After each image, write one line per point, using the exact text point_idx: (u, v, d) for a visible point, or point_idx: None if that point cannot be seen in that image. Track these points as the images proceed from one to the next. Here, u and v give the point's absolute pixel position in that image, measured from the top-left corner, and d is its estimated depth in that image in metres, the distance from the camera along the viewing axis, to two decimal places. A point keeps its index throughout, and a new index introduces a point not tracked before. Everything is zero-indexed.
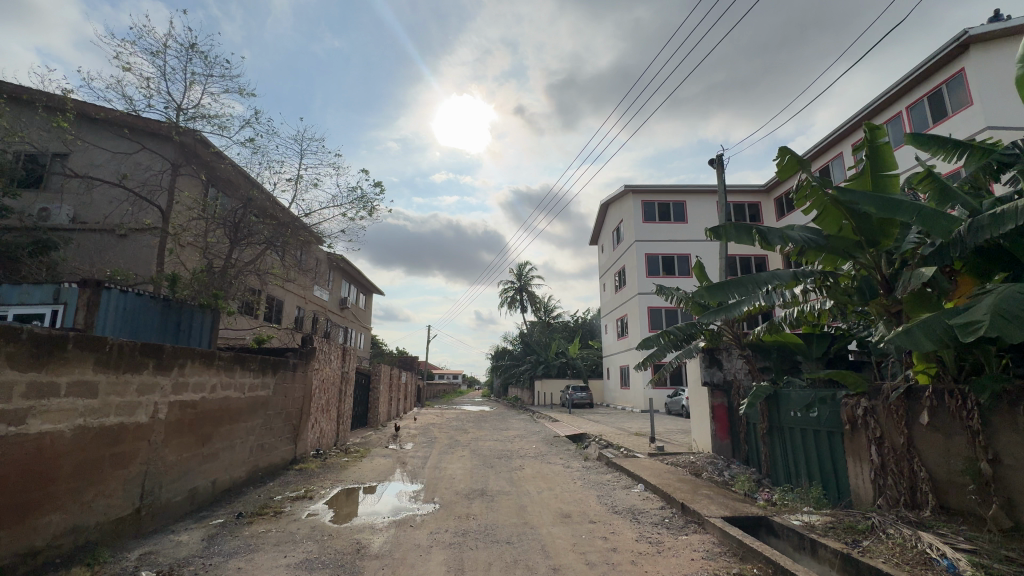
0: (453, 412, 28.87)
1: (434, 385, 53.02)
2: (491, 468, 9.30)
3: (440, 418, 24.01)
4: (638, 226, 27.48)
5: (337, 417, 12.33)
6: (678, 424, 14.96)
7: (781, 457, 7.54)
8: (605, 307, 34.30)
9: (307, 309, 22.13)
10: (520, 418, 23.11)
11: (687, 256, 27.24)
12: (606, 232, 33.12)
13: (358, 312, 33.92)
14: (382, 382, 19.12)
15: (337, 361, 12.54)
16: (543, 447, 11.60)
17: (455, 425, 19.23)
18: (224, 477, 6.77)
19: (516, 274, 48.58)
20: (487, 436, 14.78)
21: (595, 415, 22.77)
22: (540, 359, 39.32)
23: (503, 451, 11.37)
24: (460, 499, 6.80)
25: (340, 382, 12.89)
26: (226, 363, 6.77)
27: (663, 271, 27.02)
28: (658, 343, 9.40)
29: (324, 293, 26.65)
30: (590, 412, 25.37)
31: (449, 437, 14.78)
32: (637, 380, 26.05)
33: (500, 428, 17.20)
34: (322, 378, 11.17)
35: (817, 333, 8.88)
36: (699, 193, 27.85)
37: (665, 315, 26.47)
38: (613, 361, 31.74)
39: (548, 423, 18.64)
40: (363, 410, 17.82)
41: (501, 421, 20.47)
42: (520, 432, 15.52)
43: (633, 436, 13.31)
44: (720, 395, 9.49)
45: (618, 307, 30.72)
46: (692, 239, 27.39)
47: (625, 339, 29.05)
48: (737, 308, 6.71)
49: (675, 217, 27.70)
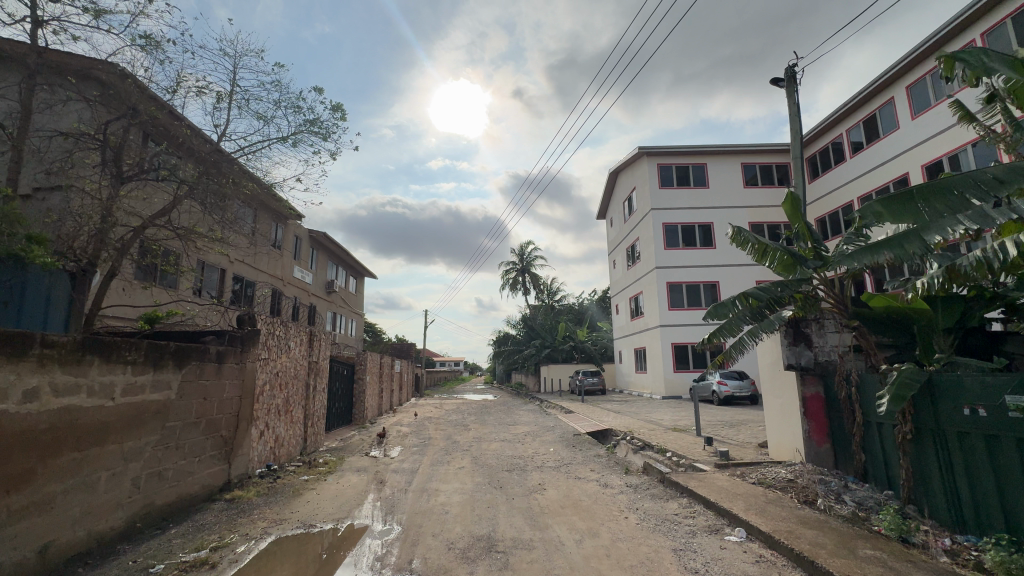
0: (453, 403, 26.43)
1: (433, 374, 51.04)
2: (501, 490, 6.75)
3: (438, 410, 21.57)
4: (654, 192, 24.64)
5: (299, 419, 9.73)
6: (723, 416, 12.35)
7: (944, 478, 4.94)
8: (615, 286, 31.70)
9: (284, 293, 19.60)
10: (528, 409, 20.69)
11: (710, 225, 24.43)
12: (616, 203, 30.32)
13: (348, 297, 31.35)
14: (368, 373, 16.57)
15: (300, 348, 9.87)
16: (565, 454, 9.01)
17: (454, 420, 16.72)
18: (65, 538, 4.14)
19: (517, 254, 45.92)
20: (492, 436, 12.23)
21: (612, 405, 20.25)
22: (545, 344, 36.83)
23: (513, 460, 8.78)
24: (454, 562, 4.26)
25: (306, 376, 10.26)
26: (61, 352, 4.13)
27: (683, 242, 24.22)
28: (733, 310, 6.75)
29: (306, 275, 24.02)
30: (605, 400, 22.85)
31: (446, 438, 12.24)
32: (656, 365, 23.53)
33: (506, 423, 14.67)
34: (275, 371, 8.54)
35: (944, 296, 6.17)
36: (721, 154, 24.92)
37: (686, 291, 23.77)
38: (626, 344, 29.18)
39: (561, 416, 16.10)
40: (347, 406, 15.31)
41: (507, 414, 17.97)
42: (531, 430, 12.94)
43: (673, 434, 10.71)
44: (812, 384, 6.87)
45: (631, 284, 28.05)
46: (715, 205, 24.58)
47: (640, 320, 26.42)
48: (919, 241, 4.83)
49: (695, 182, 24.85)
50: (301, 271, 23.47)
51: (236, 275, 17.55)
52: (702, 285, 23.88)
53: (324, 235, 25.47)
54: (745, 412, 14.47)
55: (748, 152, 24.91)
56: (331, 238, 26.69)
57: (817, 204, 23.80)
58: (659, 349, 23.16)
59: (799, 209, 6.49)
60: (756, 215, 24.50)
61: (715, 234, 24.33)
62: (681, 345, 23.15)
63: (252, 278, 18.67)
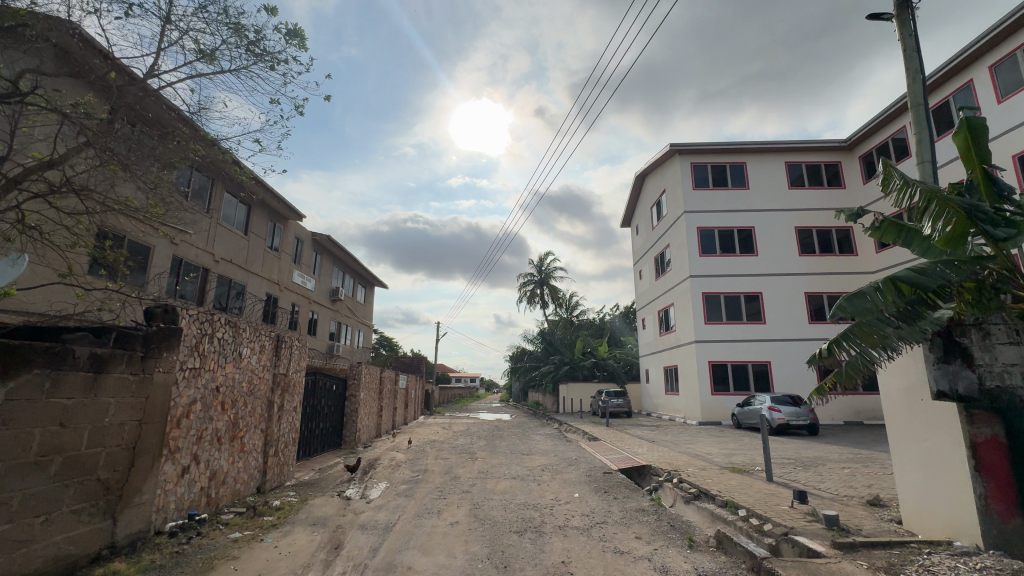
0: (463, 423, 24.12)
1: (446, 390, 48.91)
2: (503, 573, 4.49)
3: (446, 432, 19.34)
4: (687, 193, 22.33)
5: (251, 447, 7.62)
6: (794, 458, 9.74)
7: None
8: (642, 299, 29.23)
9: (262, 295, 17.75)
10: (545, 433, 18.36)
11: (751, 230, 21.89)
12: (643, 208, 28.06)
13: (356, 307, 29.59)
14: (362, 390, 14.46)
15: (260, 356, 7.85)
16: (598, 507, 6.69)
17: (459, 446, 14.45)
18: None
19: (536, 266, 43.78)
20: (501, 471, 9.91)
21: (643, 431, 17.72)
22: (564, 360, 34.31)
23: (526, 515, 6.49)
24: None
25: (268, 394, 8.21)
26: None
27: (720, 249, 21.71)
28: (866, 295, 4.47)
29: (307, 281, 22.33)
30: (632, 425, 20.27)
31: (445, 472, 9.96)
32: (691, 386, 20.90)
33: (520, 453, 12.36)
34: (215, 385, 6.55)
35: None
36: (762, 152, 22.60)
37: (724, 302, 21.16)
38: (654, 361, 26.54)
39: (585, 445, 13.65)
40: (335, 427, 13.23)
41: (521, 439, 15.63)
42: (549, 464, 10.61)
43: (735, 478, 8.23)
44: (985, 424, 4.46)
45: (661, 296, 25.55)
46: (756, 208, 22.06)
47: (670, 335, 23.86)
48: None
49: (733, 183, 22.48)
50: (301, 276, 21.77)
51: (223, 277, 15.85)
52: (743, 297, 21.23)
53: (328, 239, 23.82)
54: (812, 446, 11.83)
55: (792, 149, 22.53)
56: (337, 242, 25.04)
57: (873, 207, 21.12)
58: (695, 368, 20.56)
59: (982, 148, 4.40)
60: (803, 219, 21.89)
61: (756, 239, 21.75)
62: (719, 363, 20.50)
63: (242, 280, 16.98)
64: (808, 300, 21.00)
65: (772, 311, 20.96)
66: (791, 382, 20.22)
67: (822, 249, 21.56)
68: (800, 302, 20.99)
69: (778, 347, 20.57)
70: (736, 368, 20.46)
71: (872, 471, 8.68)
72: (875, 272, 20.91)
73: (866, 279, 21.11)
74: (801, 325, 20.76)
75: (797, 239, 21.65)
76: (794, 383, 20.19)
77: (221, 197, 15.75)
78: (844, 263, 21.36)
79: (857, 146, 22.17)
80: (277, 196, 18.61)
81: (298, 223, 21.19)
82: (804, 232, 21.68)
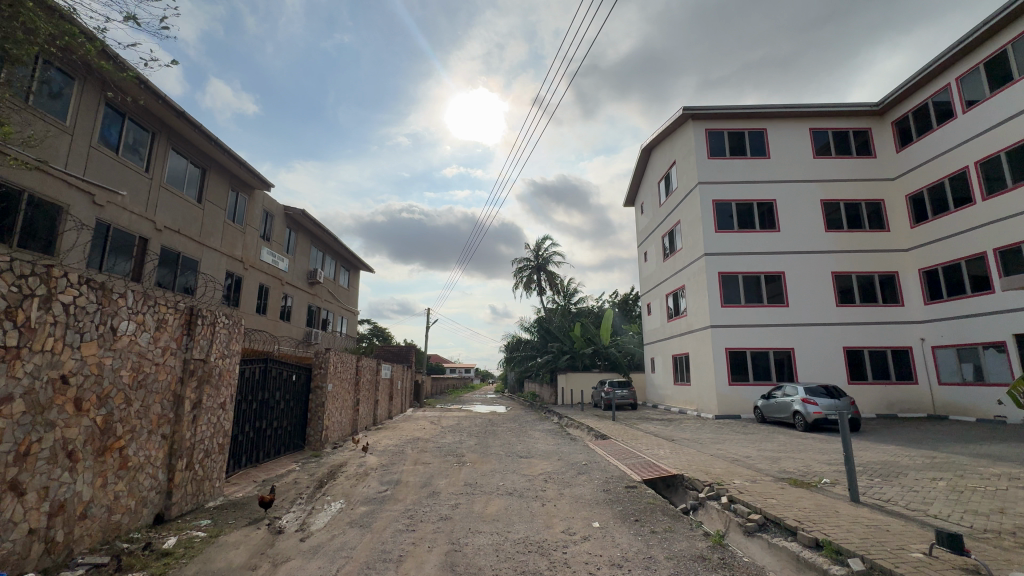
0: (454, 417, 22.09)
1: (439, 381, 47.02)
2: None
3: (433, 428, 17.28)
4: (701, 163, 20.17)
5: (141, 462, 5.44)
6: (866, 470, 7.68)
7: None
8: (647, 283, 27.16)
9: (208, 271, 15.17)
10: (544, 429, 16.38)
11: (772, 203, 19.76)
12: (650, 184, 25.91)
13: (338, 291, 27.37)
14: (332, 380, 12.31)
15: (155, 334, 5.65)
16: (632, 552, 4.61)
17: (444, 446, 12.39)
18: None
19: (533, 250, 41.57)
20: (494, 483, 7.81)
21: (654, 426, 15.73)
22: (564, 350, 32.17)
23: (526, 565, 4.38)
24: None
25: (174, 386, 6.03)
26: None
27: (737, 224, 19.61)
28: None
29: (279, 260, 20.06)
30: (641, 419, 18.30)
31: (421, 485, 7.79)
32: (705, 375, 18.93)
33: (517, 457, 10.30)
34: (57, 375, 4.33)
35: None
36: (784, 118, 20.44)
37: (743, 284, 19.09)
38: (661, 349, 24.56)
39: (593, 446, 11.60)
40: (297, 424, 11.12)
41: (518, 437, 13.62)
42: (553, 472, 8.58)
43: (804, 498, 6.15)
44: None
45: (669, 278, 23.44)
46: (778, 179, 19.94)
47: (680, 321, 21.83)
48: None
49: (752, 151, 20.34)
50: (272, 254, 19.50)
51: (168, 250, 13.59)
52: (763, 277, 19.16)
53: (304, 214, 21.45)
54: (867, 448, 9.80)
55: (817, 115, 20.40)
56: (315, 219, 22.71)
57: (907, 178, 19.10)
58: (710, 355, 18.54)
59: None
60: (829, 192, 19.79)
61: (778, 214, 19.62)
62: (736, 351, 18.50)
63: (195, 255, 14.68)
64: (835, 280, 18.96)
65: (796, 292, 18.89)
66: (816, 371, 18.25)
67: (850, 225, 19.51)
68: (826, 283, 18.93)
69: (803, 332, 18.53)
70: (755, 355, 18.48)
71: (977, 486, 6.61)
72: (909, 249, 18.90)
73: (899, 257, 19.10)
74: (827, 308, 18.73)
75: (823, 214, 19.56)
76: (819, 373, 18.23)
77: (165, 155, 13.50)
78: (876, 240, 19.30)
79: (890, 112, 20.06)
80: (238, 160, 16.27)
81: (266, 193, 18.85)
82: (831, 206, 19.61)
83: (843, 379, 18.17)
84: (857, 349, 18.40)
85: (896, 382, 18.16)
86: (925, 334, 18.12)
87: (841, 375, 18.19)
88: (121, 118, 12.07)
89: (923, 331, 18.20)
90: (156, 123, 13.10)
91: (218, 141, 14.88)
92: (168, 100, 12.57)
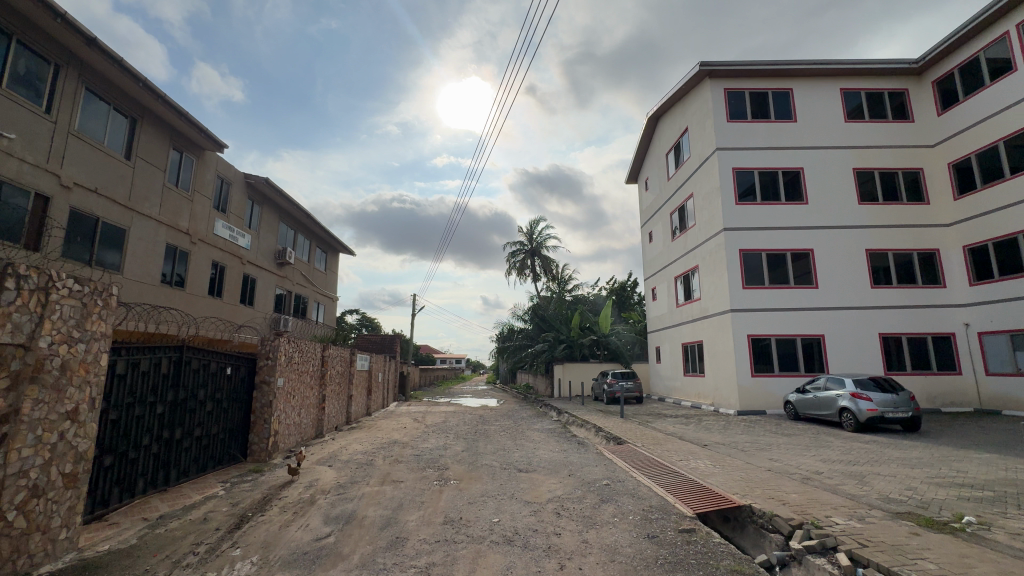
0: (440, 412, 19.85)
1: (429, 372, 44.94)
2: None
3: (416, 427, 15.00)
4: (718, 127, 17.85)
5: None
6: (1009, 500, 5.47)
7: None
8: (652, 265, 24.99)
9: (137, 243, 12.55)
10: (543, 428, 14.21)
11: (799, 172, 17.53)
12: (657, 156, 23.60)
13: (313, 274, 24.75)
14: (286, 372, 10.00)
15: None
16: None
17: (424, 453, 10.08)
18: None
19: (527, 234, 39.21)
20: (486, 522, 5.52)
21: (672, 424, 13.60)
22: (559, 338, 29.97)
23: None
24: None
25: None
26: None
27: (760, 195, 17.40)
28: None
29: (239, 236, 17.46)
30: (652, 415, 16.21)
31: (381, 525, 5.43)
32: (723, 366, 16.81)
33: (516, 471, 8.01)
34: None
35: None
36: (813, 76, 18.13)
37: (766, 262, 16.94)
38: (668, 337, 22.44)
39: (609, 453, 9.36)
40: (235, 428, 8.76)
41: (514, 440, 11.40)
42: (566, 500, 6.30)
43: (975, 563, 3.90)
44: None
45: (679, 259, 21.27)
46: (806, 145, 17.69)
47: (692, 305, 19.67)
48: None
49: (777, 113, 18.06)
50: (229, 228, 16.87)
51: (80, 213, 10.99)
52: (789, 255, 17.00)
53: (268, 183, 18.78)
54: (963, 460, 7.66)
55: (849, 73, 18.11)
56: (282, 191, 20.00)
57: (951, 143, 16.94)
58: (730, 343, 16.41)
59: None
60: (864, 159, 17.59)
61: (806, 183, 17.40)
62: (760, 338, 16.37)
63: (121, 223, 12.08)
64: (870, 259, 16.84)
65: (826, 272, 16.74)
66: (848, 360, 16.18)
67: (886, 197, 17.38)
68: (860, 262, 16.79)
69: (834, 317, 16.43)
70: (780, 343, 16.37)
71: None
72: (953, 224, 16.79)
73: (940, 233, 17.02)
74: (861, 290, 16.61)
75: (856, 183, 17.38)
76: (853, 362, 16.16)
77: (75, 96, 10.86)
78: (914, 214, 17.21)
79: (929, 71, 17.87)
80: (180, 111, 13.62)
81: (219, 156, 16.19)
82: (865, 176, 17.46)
83: (880, 369, 16.13)
84: (895, 336, 16.36)
85: (937, 372, 16.16)
86: (970, 319, 16.10)
87: (877, 365, 16.13)
88: (6, 40, 9.45)
89: (967, 315, 16.17)
90: (60, 54, 10.46)
91: (148, 85, 12.26)
92: (69, 20, 9.91)
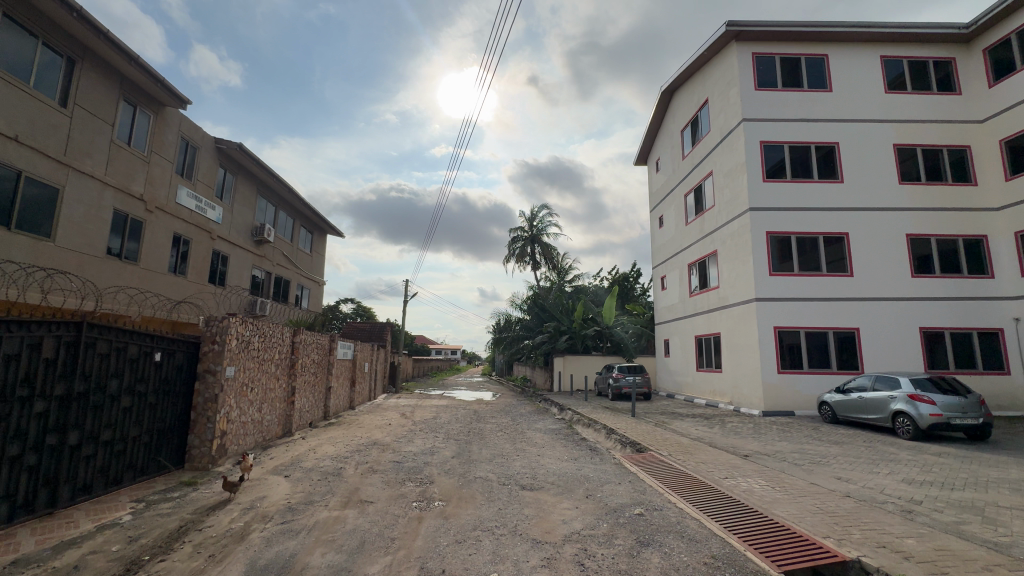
0: (432, 407, 18.15)
1: (422, 363, 43.24)
2: None
3: (401, 424, 13.30)
4: (745, 96, 16.03)
5: None
6: None
7: None
8: (662, 252, 23.26)
9: (73, 207, 10.70)
10: (546, 428, 12.54)
11: (833, 147, 15.78)
12: (671, 133, 21.75)
13: (297, 256, 22.87)
14: (240, 358, 8.28)
15: None
16: None
17: (406, 460, 8.37)
18: None
19: (528, 219, 37.38)
20: None
21: (693, 427, 11.95)
22: (560, 329, 28.06)
23: None
24: None
25: None
26: None
27: (790, 173, 15.66)
28: None
29: (208, 207, 15.57)
30: (666, 414, 14.59)
31: None
32: (745, 361, 15.15)
33: (518, 489, 6.30)
34: None
35: None
36: (851, 41, 16.29)
37: (795, 246, 15.25)
38: (680, 330, 20.74)
39: (632, 465, 7.68)
40: (167, 428, 7.02)
41: (514, 444, 9.69)
42: (590, 540, 4.58)
43: None
44: None
45: (693, 244, 19.54)
46: (841, 118, 15.92)
47: (709, 295, 17.97)
48: None
49: (810, 82, 16.25)
50: (196, 199, 15.00)
51: None
52: (820, 239, 15.30)
53: (243, 151, 16.86)
54: None
55: (890, 39, 16.29)
56: (259, 160, 18.08)
57: (1003, 117, 15.18)
58: (754, 335, 14.73)
59: None
60: (905, 135, 15.83)
61: (841, 160, 15.65)
62: (787, 330, 14.72)
63: (52, 181, 10.23)
64: (911, 245, 15.16)
65: (862, 258, 15.05)
66: (885, 357, 14.54)
67: (928, 176, 15.67)
68: (899, 248, 15.11)
69: (870, 308, 14.77)
70: (810, 336, 14.74)
71: None
72: (1002, 208, 15.06)
73: (988, 217, 15.31)
74: (901, 279, 14.94)
75: (896, 161, 15.63)
76: (891, 360, 14.52)
77: None
78: (959, 196, 15.50)
79: (979, 38, 16.06)
80: (132, 56, 11.76)
81: (182, 114, 14.27)
82: (906, 153, 15.73)
83: (919, 367, 14.49)
84: (936, 330, 14.72)
85: (982, 371, 14.51)
86: (1021, 313, 14.42)
87: (917, 362, 14.50)
88: None
89: (1018, 309, 14.48)
90: None
91: (86, 18, 10.37)
92: None
